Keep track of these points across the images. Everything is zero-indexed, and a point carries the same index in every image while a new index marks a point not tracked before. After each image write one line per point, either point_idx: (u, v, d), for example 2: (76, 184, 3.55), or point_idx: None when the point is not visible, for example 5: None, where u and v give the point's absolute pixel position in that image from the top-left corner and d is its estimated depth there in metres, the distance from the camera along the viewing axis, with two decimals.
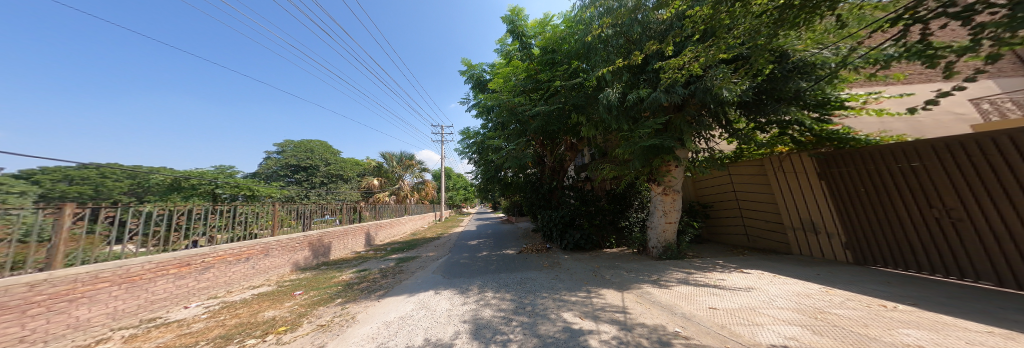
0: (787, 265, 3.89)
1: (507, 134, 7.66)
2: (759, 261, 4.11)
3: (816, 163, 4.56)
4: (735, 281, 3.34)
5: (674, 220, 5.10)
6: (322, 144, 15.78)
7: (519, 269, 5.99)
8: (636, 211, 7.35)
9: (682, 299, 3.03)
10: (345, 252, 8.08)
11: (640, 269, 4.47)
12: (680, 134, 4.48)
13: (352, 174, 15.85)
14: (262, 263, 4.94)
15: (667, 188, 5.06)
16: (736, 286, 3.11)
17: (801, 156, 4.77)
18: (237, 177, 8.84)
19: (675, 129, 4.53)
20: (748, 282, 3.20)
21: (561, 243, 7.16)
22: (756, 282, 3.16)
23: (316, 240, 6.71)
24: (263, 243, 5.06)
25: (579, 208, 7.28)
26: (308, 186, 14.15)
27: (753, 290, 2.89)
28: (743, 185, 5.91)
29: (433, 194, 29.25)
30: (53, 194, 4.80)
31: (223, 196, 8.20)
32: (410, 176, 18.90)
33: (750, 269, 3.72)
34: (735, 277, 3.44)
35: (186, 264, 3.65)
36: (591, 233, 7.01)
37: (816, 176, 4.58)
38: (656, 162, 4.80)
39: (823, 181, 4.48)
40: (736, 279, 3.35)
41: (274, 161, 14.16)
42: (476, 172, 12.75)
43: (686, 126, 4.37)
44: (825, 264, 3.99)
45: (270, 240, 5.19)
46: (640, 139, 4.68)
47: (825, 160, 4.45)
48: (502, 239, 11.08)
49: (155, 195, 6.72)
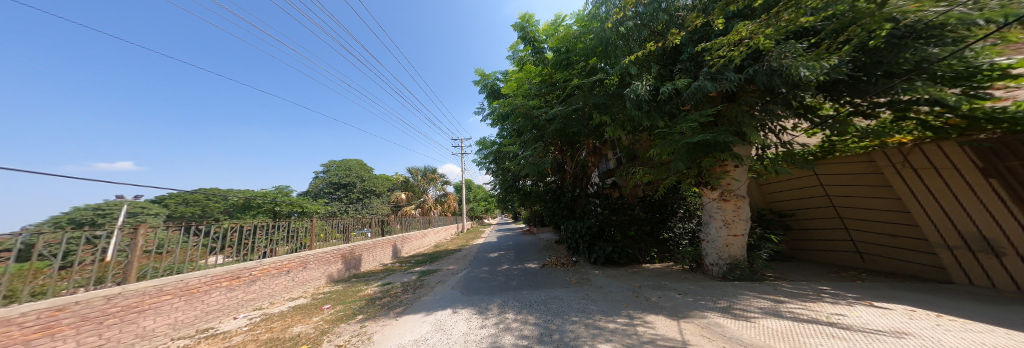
0: (952, 302, 2.83)
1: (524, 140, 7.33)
2: (895, 298, 3.03)
3: (972, 154, 3.02)
4: (865, 318, 2.54)
5: (741, 232, 4.13)
6: (358, 162, 17.27)
7: (544, 286, 5.50)
8: (681, 221, 6.31)
9: (782, 343, 2.26)
10: (373, 264, 8.45)
11: (700, 293, 3.71)
12: (739, 127, 3.63)
13: (384, 189, 17.01)
14: (300, 275, 5.32)
15: (725, 193, 4.13)
16: (871, 328, 2.37)
17: (944, 144, 3.22)
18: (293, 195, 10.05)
19: (730, 122, 3.70)
20: (890, 323, 2.38)
21: (590, 257, 6.42)
22: (903, 325, 2.33)
23: (348, 253, 7.11)
24: (303, 256, 5.49)
25: (610, 217, 6.47)
26: (347, 201, 15.48)
27: (908, 337, 2.12)
28: (840, 188, 4.50)
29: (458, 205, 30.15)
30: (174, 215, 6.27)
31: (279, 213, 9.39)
32: (434, 189, 19.71)
33: (888, 305, 2.79)
34: (864, 313, 2.65)
35: (236, 277, 4.02)
36: (625, 246, 6.15)
37: (970, 174, 3.04)
38: (706, 161, 3.96)
39: (982, 181, 2.95)
40: (867, 317, 2.54)
41: (319, 179, 15.81)
42: (496, 183, 12.60)
43: (746, 117, 3.52)
44: (1006, 300, 2.74)
45: (307, 253, 5.59)
46: (684, 134, 3.93)
47: (988, 149, 2.90)
48: (525, 251, 10.58)
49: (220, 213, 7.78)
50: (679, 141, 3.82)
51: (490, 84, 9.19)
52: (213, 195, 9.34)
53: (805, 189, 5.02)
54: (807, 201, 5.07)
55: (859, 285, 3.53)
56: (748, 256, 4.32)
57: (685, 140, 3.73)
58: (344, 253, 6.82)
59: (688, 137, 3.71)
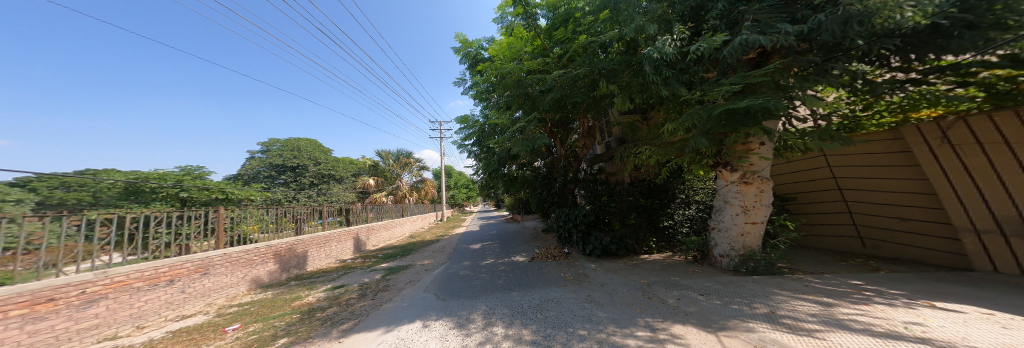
0: (1010, 296, 2.31)
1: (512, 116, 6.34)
2: (950, 295, 2.36)
3: None
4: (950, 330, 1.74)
5: (759, 219, 3.63)
6: (311, 142, 14.69)
7: (534, 286, 4.70)
8: (680, 205, 5.83)
9: None
10: (327, 261, 6.94)
11: (722, 292, 3.05)
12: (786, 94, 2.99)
13: (346, 173, 14.79)
14: (197, 285, 3.81)
15: (747, 175, 3.58)
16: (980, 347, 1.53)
17: (1001, 115, 2.96)
18: (207, 179, 7.77)
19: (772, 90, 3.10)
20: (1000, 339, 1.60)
21: (585, 248, 5.90)
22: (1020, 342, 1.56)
23: (285, 250, 5.57)
24: (205, 258, 3.99)
25: (605, 205, 5.96)
26: (296, 187, 12.95)
27: None
28: (852, 171, 4.43)
29: (434, 194, 28.39)
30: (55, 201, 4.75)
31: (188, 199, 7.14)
32: (409, 175, 17.97)
33: (952, 304, 2.15)
34: (943, 322, 1.85)
35: (47, 301, 2.51)
36: (620, 235, 5.64)
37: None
38: (732, 136, 3.32)
39: None
40: (956, 328, 1.75)
41: (259, 161, 13.02)
42: (478, 167, 11.55)
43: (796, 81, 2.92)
44: None
45: (209, 255, 4.04)
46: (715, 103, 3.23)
47: None
48: (509, 242, 9.76)
49: (103, 199, 5.75)
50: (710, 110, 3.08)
51: (473, 54, 7.92)
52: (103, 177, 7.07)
53: (812, 172, 4.93)
54: (813, 184, 5.00)
55: (886, 277, 2.95)
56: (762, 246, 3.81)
57: (722, 106, 2.99)
58: (279, 251, 5.34)
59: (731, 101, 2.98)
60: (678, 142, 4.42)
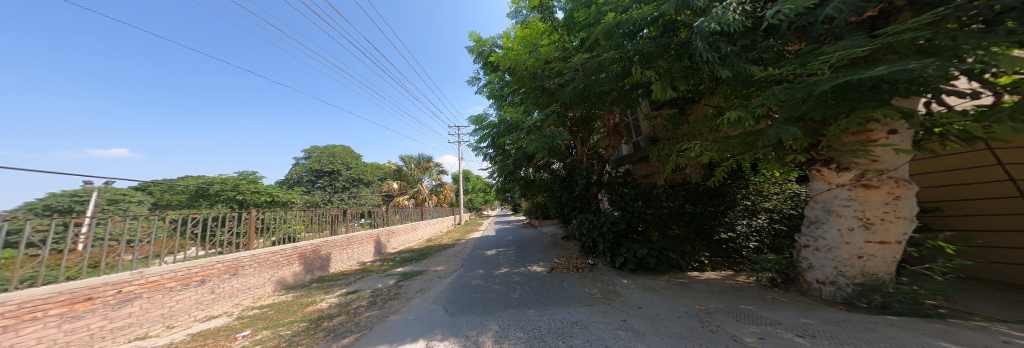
0: None
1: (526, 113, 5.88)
2: None
3: None
4: None
5: (894, 239, 2.57)
6: (344, 148, 15.79)
7: (557, 303, 4.09)
8: (743, 214, 4.59)
9: None
10: (348, 264, 7.16)
11: (838, 338, 2.09)
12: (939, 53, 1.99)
13: (373, 178, 15.64)
14: (226, 285, 4.00)
15: (869, 175, 2.59)
16: None
17: None
18: (253, 183, 8.58)
19: (914, 51, 2.09)
20: None
21: (616, 260, 5.10)
22: None
23: (310, 252, 5.80)
24: (235, 259, 4.22)
25: (637, 211, 5.07)
26: (330, 190, 13.99)
27: None
28: None
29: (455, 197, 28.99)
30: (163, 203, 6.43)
31: (239, 202, 8.00)
32: (430, 179, 18.50)
33: None
34: None
35: (88, 299, 2.66)
36: (657, 247, 4.74)
37: None
38: (840, 121, 2.42)
39: None
40: None
41: (301, 166, 14.28)
42: (494, 171, 11.25)
43: (962, 33, 1.91)
44: None
45: (240, 256, 4.25)
46: (817, 76, 2.31)
47: None
48: (526, 248, 9.21)
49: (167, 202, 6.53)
50: (813, 86, 2.19)
51: (486, 52, 7.51)
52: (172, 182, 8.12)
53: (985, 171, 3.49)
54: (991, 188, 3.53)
55: None
56: (890, 276, 2.68)
57: (842, 78, 2.09)
58: (304, 253, 5.56)
59: (855, 71, 2.07)
60: (741, 134, 3.47)
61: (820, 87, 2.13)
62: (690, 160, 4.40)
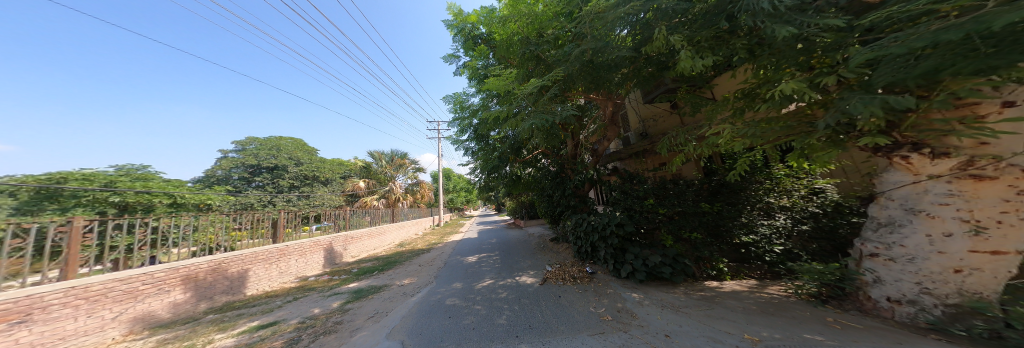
0: None
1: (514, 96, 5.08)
2: None
3: None
4: None
5: (1013, 247, 1.92)
6: (294, 141, 13.62)
7: (558, 333, 3.07)
8: (763, 215, 3.89)
9: None
10: (283, 280, 5.66)
11: None
12: None
13: (333, 175, 13.68)
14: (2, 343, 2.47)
15: (977, 161, 1.96)
16: None
17: None
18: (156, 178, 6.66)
19: None
20: None
21: (623, 270, 4.28)
22: None
23: (207, 272, 4.31)
24: (25, 297, 2.64)
25: (645, 211, 4.35)
26: (274, 190, 11.78)
27: None
28: None
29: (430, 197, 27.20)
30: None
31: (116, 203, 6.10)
32: (403, 177, 16.81)
33: None
34: None
35: None
36: (669, 253, 4.00)
37: None
38: (970, 85, 1.74)
39: None
40: None
41: (231, 160, 11.63)
42: (476, 167, 10.18)
43: None
44: None
45: (35, 291, 2.70)
46: (965, 12, 1.58)
47: None
48: (512, 253, 8.26)
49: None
50: (979, 19, 1.43)
51: (468, 29, 6.50)
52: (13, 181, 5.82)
53: None
54: None
55: None
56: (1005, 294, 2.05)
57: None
58: (192, 274, 4.08)
59: None
60: (793, 116, 2.86)
61: (999, 15, 1.37)
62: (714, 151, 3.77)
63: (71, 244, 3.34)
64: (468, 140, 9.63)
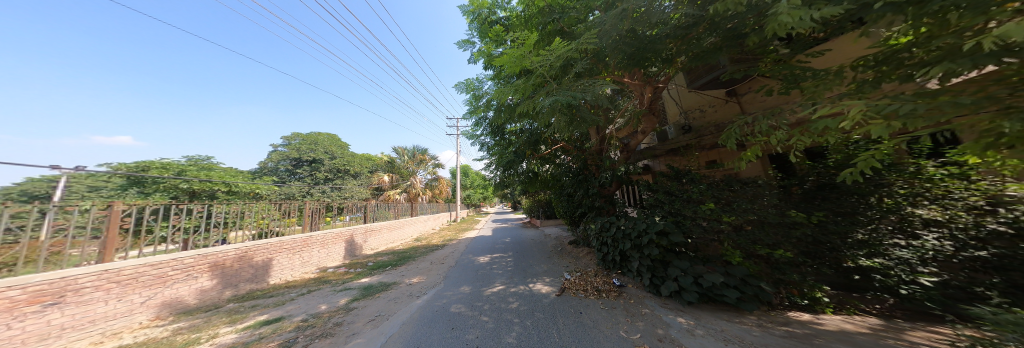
0: None
1: (529, 81, 4.36)
2: None
3: None
4: None
5: None
6: (330, 137, 14.58)
7: None
8: (892, 232, 2.70)
9: None
10: (303, 271, 5.87)
11: None
12: None
13: (362, 169, 14.48)
14: (36, 324, 2.61)
15: None
16: None
17: None
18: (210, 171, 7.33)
19: None
20: None
21: (665, 287, 3.34)
22: None
23: (234, 260, 4.50)
24: (60, 279, 2.80)
25: (698, 218, 3.36)
26: (311, 182, 12.74)
27: None
28: None
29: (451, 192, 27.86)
30: (70, 195, 5.08)
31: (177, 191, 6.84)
32: (424, 173, 17.21)
33: None
34: None
35: None
36: (734, 272, 2.96)
37: None
38: None
39: None
40: None
41: (277, 154, 12.77)
42: (492, 163, 9.71)
43: None
44: None
45: (68, 274, 2.84)
46: None
47: None
48: (528, 255, 7.69)
49: (71, 191, 5.14)
50: None
51: (485, 14, 5.87)
52: (105, 169, 6.77)
53: None
54: None
55: None
56: None
57: None
58: (218, 261, 4.24)
59: None
60: (987, 78, 1.72)
61: None
62: (810, 139, 2.65)
63: (110, 228, 3.57)
64: (485, 134, 9.15)
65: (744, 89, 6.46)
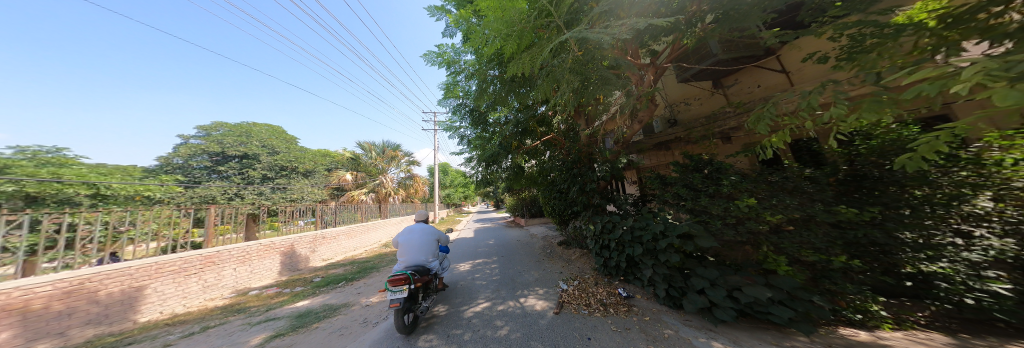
0: None
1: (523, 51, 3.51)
2: None
3: None
4: None
5: None
6: (270, 129, 12.21)
7: None
8: (949, 232, 2.24)
9: None
10: (208, 297, 4.22)
11: None
12: None
13: (316, 166, 12.38)
14: None
15: None
16: None
17: None
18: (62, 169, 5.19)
19: None
20: None
21: (688, 302, 2.71)
22: None
23: (59, 297, 2.84)
24: None
25: (730, 218, 2.84)
26: (243, 182, 10.40)
27: None
28: None
29: (426, 193, 25.99)
30: None
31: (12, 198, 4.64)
32: (396, 171, 15.53)
33: None
34: None
35: None
36: (779, 285, 2.35)
37: None
38: None
39: None
40: None
41: (190, 147, 10.09)
42: (473, 158, 8.73)
43: None
44: None
45: None
46: None
47: None
48: (513, 260, 6.79)
49: None
50: None
51: None
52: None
53: None
54: None
55: None
56: None
57: None
58: (16, 304, 2.59)
59: None
60: None
61: None
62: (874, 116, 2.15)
63: None
64: (465, 125, 8.20)
65: (731, 80, 6.41)
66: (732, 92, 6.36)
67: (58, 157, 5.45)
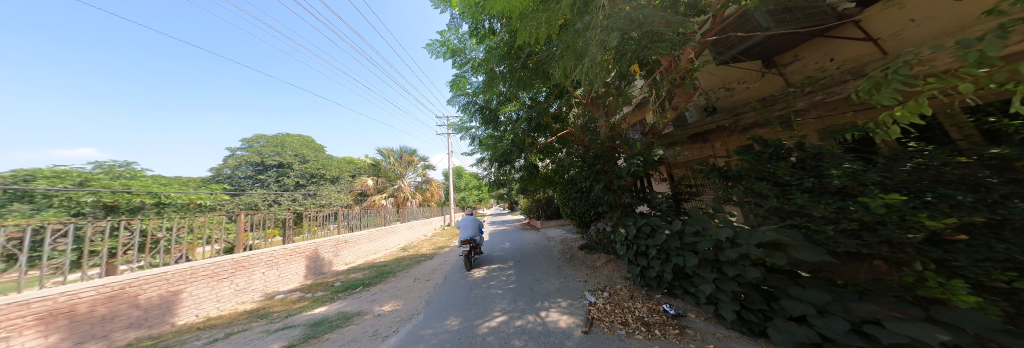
0: None
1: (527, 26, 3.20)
2: None
3: None
4: None
5: None
6: (301, 139, 13.16)
7: None
8: None
9: None
10: (239, 299, 4.51)
11: None
12: None
13: (342, 173, 13.12)
14: None
15: None
16: None
17: None
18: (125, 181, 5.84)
19: None
20: None
21: (780, 332, 2.01)
22: None
23: (103, 301, 3.26)
24: None
25: (841, 222, 2.02)
26: (280, 189, 11.27)
27: None
28: None
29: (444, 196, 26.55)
30: None
31: (85, 207, 5.27)
32: (414, 175, 16.00)
33: None
34: None
35: None
36: (955, 324, 1.44)
37: None
38: None
39: None
40: None
41: (236, 159, 11.18)
42: (485, 159, 8.41)
43: None
44: None
45: None
46: None
47: None
48: (534, 266, 6.32)
49: None
50: None
51: None
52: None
53: None
54: None
55: None
56: None
57: None
58: (69, 308, 3.02)
59: None
60: None
61: None
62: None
63: None
64: (476, 125, 7.95)
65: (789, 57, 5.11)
66: (790, 70, 5.06)
67: (129, 170, 6.23)
